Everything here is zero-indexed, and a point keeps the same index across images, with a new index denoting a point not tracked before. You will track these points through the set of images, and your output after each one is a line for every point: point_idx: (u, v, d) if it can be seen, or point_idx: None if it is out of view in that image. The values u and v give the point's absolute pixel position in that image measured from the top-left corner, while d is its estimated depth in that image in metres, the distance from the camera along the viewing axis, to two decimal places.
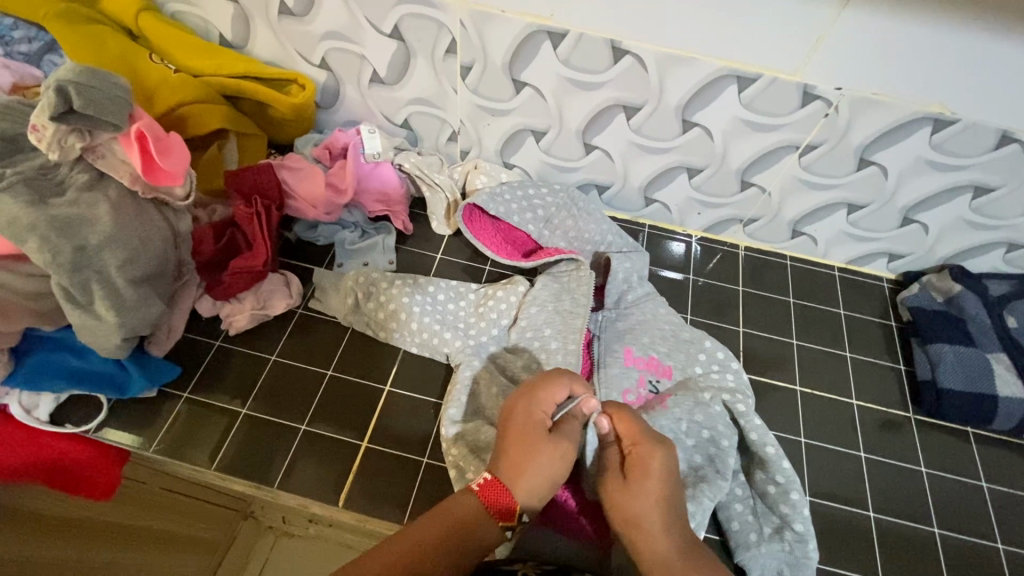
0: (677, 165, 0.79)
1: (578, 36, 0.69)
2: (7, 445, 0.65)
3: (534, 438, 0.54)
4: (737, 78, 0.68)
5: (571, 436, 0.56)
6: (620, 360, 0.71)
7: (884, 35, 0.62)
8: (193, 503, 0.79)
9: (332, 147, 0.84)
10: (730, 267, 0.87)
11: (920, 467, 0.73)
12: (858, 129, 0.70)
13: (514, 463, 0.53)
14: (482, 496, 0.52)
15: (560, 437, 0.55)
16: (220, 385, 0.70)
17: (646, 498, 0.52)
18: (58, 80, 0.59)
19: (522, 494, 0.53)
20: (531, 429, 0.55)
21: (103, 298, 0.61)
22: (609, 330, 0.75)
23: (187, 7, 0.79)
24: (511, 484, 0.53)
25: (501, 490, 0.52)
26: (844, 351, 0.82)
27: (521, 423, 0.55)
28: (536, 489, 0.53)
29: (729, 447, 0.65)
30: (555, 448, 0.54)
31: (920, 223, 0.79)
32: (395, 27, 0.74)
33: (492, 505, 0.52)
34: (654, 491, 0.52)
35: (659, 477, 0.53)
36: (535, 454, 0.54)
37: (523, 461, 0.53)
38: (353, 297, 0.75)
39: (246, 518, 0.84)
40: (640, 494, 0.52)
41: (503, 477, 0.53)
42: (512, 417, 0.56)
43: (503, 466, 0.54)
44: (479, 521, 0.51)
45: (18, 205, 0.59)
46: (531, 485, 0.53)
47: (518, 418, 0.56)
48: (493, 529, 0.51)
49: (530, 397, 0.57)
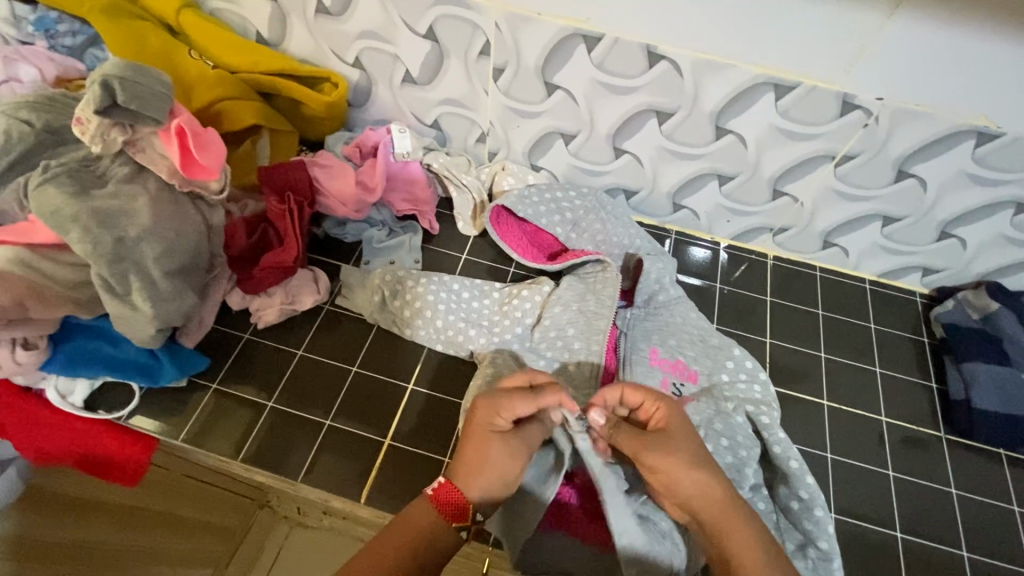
0: (708, 172, 0.79)
1: (613, 40, 0.68)
2: (44, 427, 0.67)
3: (491, 441, 0.54)
4: (775, 86, 0.67)
5: (532, 437, 0.56)
6: (645, 361, 0.70)
7: (929, 43, 0.60)
8: (212, 491, 0.80)
9: (363, 146, 0.85)
10: (758, 277, 0.86)
11: (949, 488, 0.71)
12: (898, 140, 0.69)
13: (469, 461, 0.54)
14: (436, 501, 0.53)
15: (518, 440, 0.55)
16: (248, 378, 0.71)
17: (687, 460, 0.52)
18: (103, 76, 0.62)
19: (477, 494, 0.53)
20: (489, 431, 0.55)
21: (140, 289, 0.62)
22: (637, 329, 0.74)
23: (225, 4, 0.80)
24: (463, 483, 0.53)
25: (454, 491, 0.53)
26: (873, 366, 0.80)
27: (481, 423, 0.55)
28: (489, 488, 0.54)
29: (751, 455, 0.64)
30: (510, 450, 0.55)
31: (958, 237, 0.77)
32: (429, 28, 0.74)
33: (447, 510, 0.53)
34: (686, 447, 0.53)
35: (684, 433, 0.54)
36: (489, 456, 0.54)
37: (479, 462, 0.54)
38: (380, 294, 0.75)
39: (263, 507, 0.85)
40: (677, 451, 0.53)
41: (457, 478, 0.54)
42: (473, 415, 0.56)
43: (458, 465, 0.54)
44: (433, 528, 0.52)
45: (62, 197, 0.61)
46: (485, 488, 0.54)
47: (479, 415, 0.56)
48: (450, 533, 0.53)
49: (492, 400, 0.56)
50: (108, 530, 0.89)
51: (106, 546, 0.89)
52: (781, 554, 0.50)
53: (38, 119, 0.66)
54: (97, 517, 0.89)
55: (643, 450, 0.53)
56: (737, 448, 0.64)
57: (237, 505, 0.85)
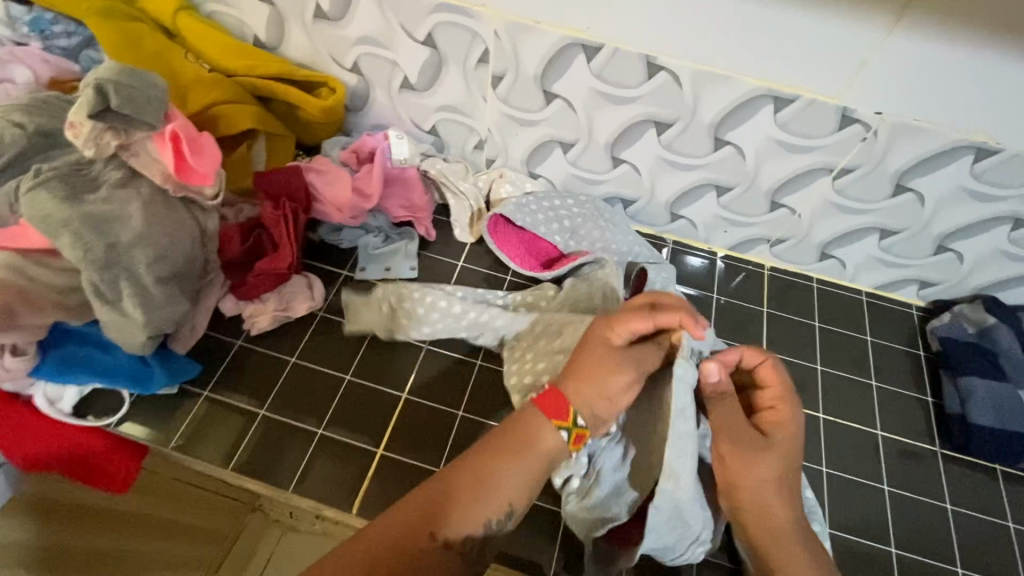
0: (706, 182, 0.78)
1: (612, 51, 0.68)
2: (30, 434, 0.66)
3: (601, 354, 0.57)
4: (774, 98, 0.67)
5: (644, 356, 0.57)
6: None
7: (927, 59, 0.60)
8: (202, 494, 0.79)
9: (360, 151, 0.84)
10: (755, 287, 0.86)
11: (945, 503, 0.71)
12: (895, 155, 0.69)
13: (580, 370, 0.57)
14: (539, 404, 0.57)
15: (632, 354, 0.57)
16: (240, 385, 0.70)
17: (776, 466, 0.55)
18: (97, 79, 0.61)
19: (580, 400, 0.56)
20: (602, 342, 0.57)
21: (131, 295, 0.61)
22: None
23: (223, 7, 0.80)
24: (567, 389, 0.56)
25: (557, 396, 0.56)
26: (869, 380, 0.80)
27: (595, 337, 0.58)
28: (592, 398, 0.56)
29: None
30: (618, 362, 0.56)
31: (955, 251, 0.77)
32: (428, 35, 0.74)
33: (549, 411, 0.56)
34: (783, 458, 0.55)
35: (792, 437, 0.57)
36: (595, 367, 0.56)
37: (590, 368, 0.56)
38: (386, 304, 0.76)
39: (254, 510, 0.83)
40: (775, 456, 0.55)
41: (564, 385, 0.57)
42: (590, 332, 0.59)
43: (568, 375, 0.57)
44: (535, 425, 0.56)
45: (53, 202, 0.60)
46: (589, 395, 0.56)
47: (596, 331, 0.58)
48: (552, 432, 0.55)
49: (609, 316, 0.58)
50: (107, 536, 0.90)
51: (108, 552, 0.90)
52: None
53: (31, 122, 0.65)
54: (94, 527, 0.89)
55: (748, 433, 0.56)
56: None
57: (227, 509, 0.83)
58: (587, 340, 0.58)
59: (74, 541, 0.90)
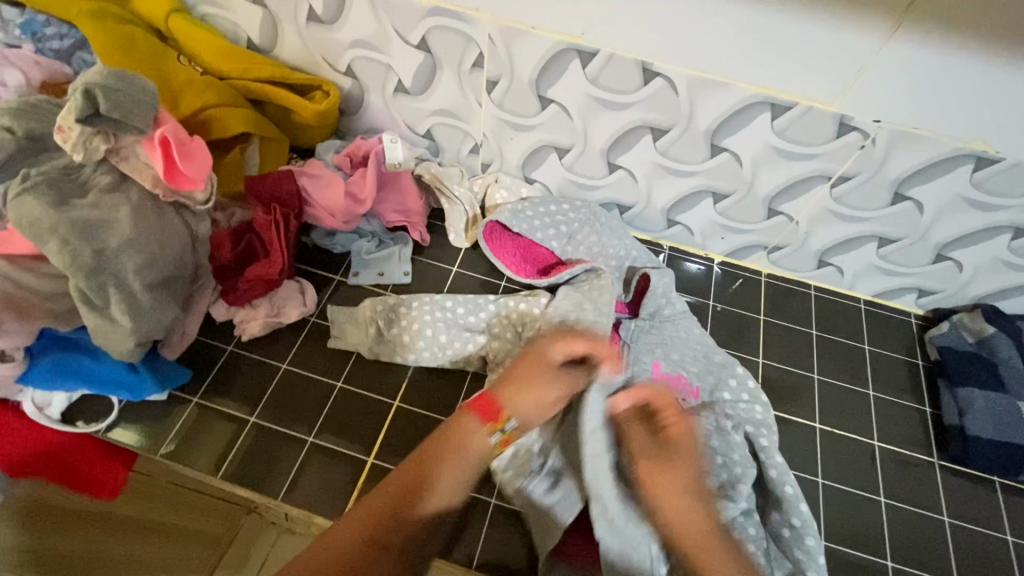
0: (703, 189, 0.77)
1: (607, 56, 0.67)
2: (20, 439, 0.66)
3: (536, 368, 0.61)
4: (771, 105, 0.66)
5: (570, 380, 0.62)
6: (647, 374, 0.70)
7: (925, 67, 0.60)
8: (190, 495, 0.78)
9: (353, 155, 0.83)
10: (753, 294, 0.85)
11: (942, 515, 0.70)
12: (894, 162, 0.68)
13: (514, 380, 0.61)
14: (473, 406, 0.59)
15: (557, 370, 0.62)
16: (231, 391, 0.70)
17: (680, 478, 0.54)
18: (85, 83, 0.60)
19: (512, 405, 0.59)
20: (538, 358, 0.62)
21: (119, 302, 0.61)
22: (641, 341, 0.74)
23: (217, 9, 0.79)
24: (497, 395, 0.60)
25: (490, 403, 0.59)
26: (866, 389, 0.79)
27: (535, 352, 0.63)
28: (515, 405, 0.59)
29: (746, 474, 0.64)
30: (544, 379, 0.61)
31: (954, 260, 0.76)
32: (422, 39, 0.73)
33: (482, 413, 0.58)
34: (684, 468, 0.54)
35: (694, 450, 0.56)
36: (524, 378, 0.61)
37: (523, 377, 0.61)
38: (374, 323, 0.74)
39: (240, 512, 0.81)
40: (678, 468, 0.54)
41: (495, 391, 0.60)
42: (532, 348, 0.64)
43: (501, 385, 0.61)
44: (468, 427, 0.57)
45: (40, 207, 0.59)
46: (519, 400, 0.60)
47: (536, 348, 0.64)
48: (482, 433, 0.57)
49: (552, 338, 0.64)
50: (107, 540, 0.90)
51: (111, 556, 0.90)
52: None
53: (19, 126, 0.64)
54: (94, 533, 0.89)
55: (645, 450, 0.56)
56: (730, 464, 0.64)
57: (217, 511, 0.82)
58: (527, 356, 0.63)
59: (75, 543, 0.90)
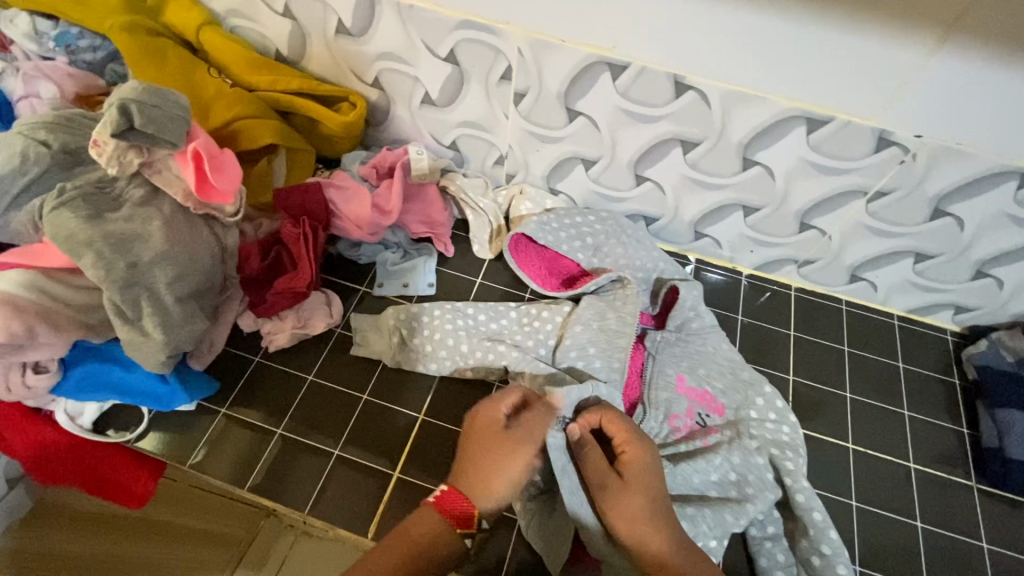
0: (733, 202, 0.76)
1: (639, 69, 0.66)
2: (52, 447, 0.67)
3: (494, 439, 0.57)
4: (808, 120, 0.65)
5: (533, 435, 0.58)
6: (671, 387, 0.69)
7: (971, 83, 0.58)
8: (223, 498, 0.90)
9: (379, 166, 0.83)
10: (781, 308, 0.84)
11: (980, 542, 0.68)
12: (935, 178, 0.66)
13: (473, 463, 0.56)
14: (439, 509, 0.54)
15: (517, 442, 0.57)
16: (257, 403, 0.70)
17: (641, 507, 0.54)
18: (121, 99, 0.61)
19: (482, 499, 0.54)
20: (489, 429, 0.57)
21: (152, 315, 0.61)
22: (666, 353, 0.72)
23: (246, 21, 0.80)
24: (468, 489, 0.54)
25: (458, 499, 0.54)
26: (901, 409, 0.77)
27: (482, 425, 0.58)
28: (493, 494, 0.55)
29: (758, 496, 0.62)
30: (506, 451, 0.56)
31: (995, 277, 0.74)
32: (450, 52, 0.72)
33: (449, 517, 0.53)
34: (643, 498, 0.54)
35: (650, 476, 0.56)
36: (490, 455, 0.56)
37: (484, 464, 0.55)
38: (397, 335, 0.74)
39: (267, 515, 0.92)
40: (634, 496, 0.54)
41: (461, 485, 0.55)
42: (476, 418, 0.59)
43: (463, 473, 0.56)
44: (436, 536, 0.52)
45: (76, 221, 0.60)
46: (487, 493, 0.54)
47: (482, 416, 0.59)
48: (453, 541, 0.53)
49: (491, 397, 0.60)
50: (120, 542, 0.94)
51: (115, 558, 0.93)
52: None
53: (55, 140, 0.65)
54: (110, 534, 0.94)
55: (605, 483, 0.56)
56: (744, 484, 0.63)
57: (244, 513, 0.92)
58: (476, 426, 0.58)
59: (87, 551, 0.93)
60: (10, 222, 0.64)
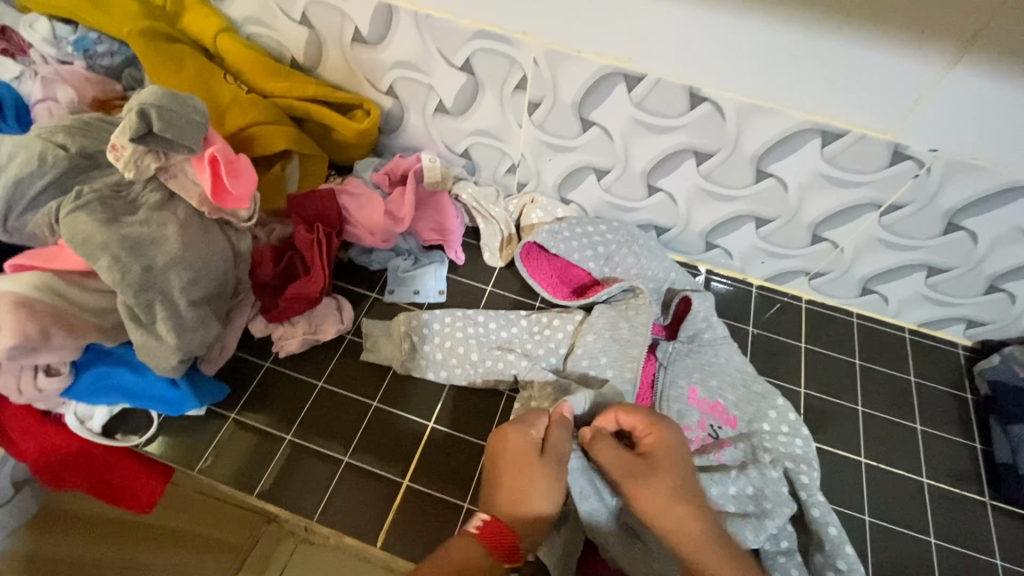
0: (745, 214, 0.76)
1: (654, 80, 0.67)
2: (61, 451, 0.67)
3: (528, 461, 0.56)
4: (823, 132, 0.65)
5: (563, 457, 0.57)
6: (682, 399, 0.69)
7: (987, 98, 0.58)
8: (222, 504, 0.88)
9: (392, 173, 0.83)
10: (791, 319, 0.83)
11: (996, 560, 0.67)
12: (950, 192, 0.66)
13: (512, 489, 0.55)
14: (484, 536, 0.52)
15: (555, 463, 0.57)
16: (267, 408, 0.70)
17: (672, 487, 0.54)
18: (141, 103, 0.61)
19: (524, 526, 0.54)
20: (524, 452, 0.57)
21: (165, 319, 0.61)
22: (678, 364, 0.72)
23: (263, 29, 0.80)
24: (510, 517, 0.54)
25: (501, 526, 0.53)
26: (914, 423, 0.76)
27: (516, 449, 0.57)
28: (535, 519, 0.54)
29: (776, 510, 0.61)
30: (545, 476, 0.56)
31: (1007, 292, 0.74)
32: (466, 61, 0.73)
33: (494, 548, 0.52)
34: (671, 479, 0.55)
35: (675, 456, 0.57)
36: (529, 480, 0.55)
37: (521, 489, 0.55)
38: (408, 342, 0.73)
39: (267, 523, 0.88)
40: (662, 477, 0.55)
41: (502, 513, 0.54)
42: (507, 441, 0.58)
43: (503, 500, 0.55)
44: (483, 565, 0.51)
45: (93, 224, 0.60)
46: (532, 516, 0.54)
47: (514, 438, 0.58)
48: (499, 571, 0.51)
49: (521, 419, 0.59)
50: (123, 546, 0.93)
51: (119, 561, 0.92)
52: None
53: (73, 144, 0.66)
54: (113, 540, 0.94)
55: (630, 470, 0.56)
56: (762, 498, 0.62)
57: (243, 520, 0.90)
58: (508, 450, 0.57)
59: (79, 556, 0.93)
60: (27, 224, 0.64)
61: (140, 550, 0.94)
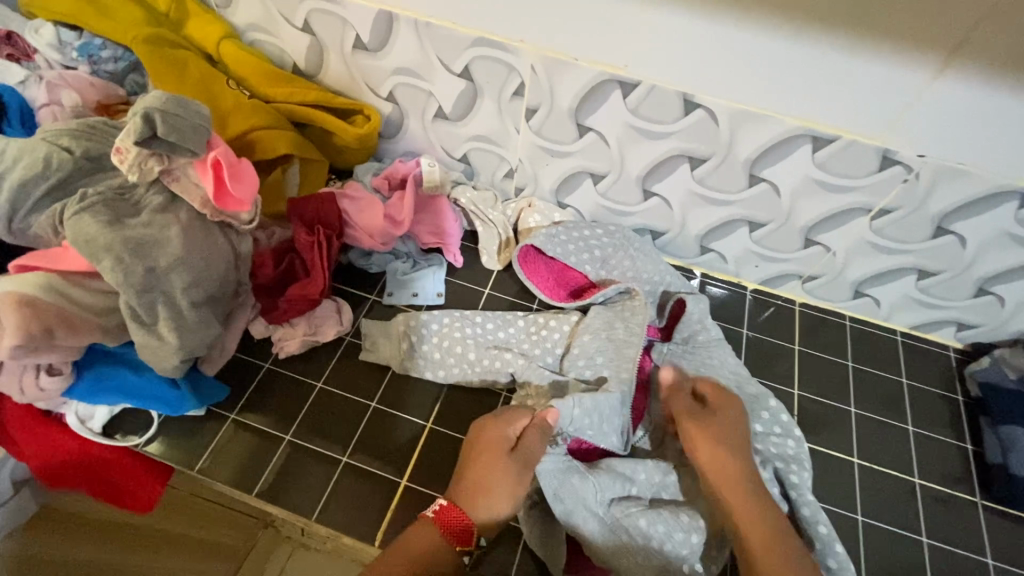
0: (739, 218, 0.78)
1: (649, 87, 0.68)
2: (61, 450, 0.67)
3: (496, 457, 0.58)
4: (813, 138, 0.66)
5: (533, 457, 0.58)
6: None
7: (972, 106, 0.59)
8: (219, 508, 0.88)
9: (391, 177, 0.84)
10: (784, 321, 0.85)
11: (986, 559, 0.68)
12: (938, 197, 0.67)
13: (476, 480, 0.57)
14: (438, 522, 0.55)
15: (522, 462, 0.58)
16: (266, 409, 0.70)
17: (724, 436, 0.61)
18: (145, 107, 0.63)
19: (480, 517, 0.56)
20: (494, 447, 0.58)
21: (166, 319, 0.62)
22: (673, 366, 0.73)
23: (265, 35, 0.82)
24: (469, 506, 0.56)
25: (457, 513, 0.55)
26: (905, 424, 0.77)
27: (488, 443, 0.59)
28: (494, 512, 0.56)
29: None
30: (510, 472, 0.57)
31: (997, 295, 0.75)
32: (465, 67, 0.74)
33: (448, 534, 0.55)
34: (725, 428, 0.62)
35: (733, 416, 0.63)
36: (494, 474, 0.57)
37: (484, 483, 0.57)
38: (406, 342, 0.74)
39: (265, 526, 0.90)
40: (718, 425, 0.62)
41: (461, 501, 0.56)
42: (481, 434, 0.60)
43: (464, 490, 0.57)
44: (435, 550, 0.54)
45: (97, 225, 0.61)
46: (490, 510, 0.56)
47: (488, 432, 0.59)
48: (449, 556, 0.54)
49: (500, 415, 0.61)
50: (118, 548, 0.94)
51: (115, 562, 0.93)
52: (788, 548, 0.55)
53: (78, 147, 0.67)
54: (110, 541, 0.94)
55: (690, 415, 0.63)
56: None
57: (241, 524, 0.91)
58: (480, 443, 0.59)
59: (74, 555, 0.93)
60: (31, 226, 0.65)
61: (136, 552, 0.94)
